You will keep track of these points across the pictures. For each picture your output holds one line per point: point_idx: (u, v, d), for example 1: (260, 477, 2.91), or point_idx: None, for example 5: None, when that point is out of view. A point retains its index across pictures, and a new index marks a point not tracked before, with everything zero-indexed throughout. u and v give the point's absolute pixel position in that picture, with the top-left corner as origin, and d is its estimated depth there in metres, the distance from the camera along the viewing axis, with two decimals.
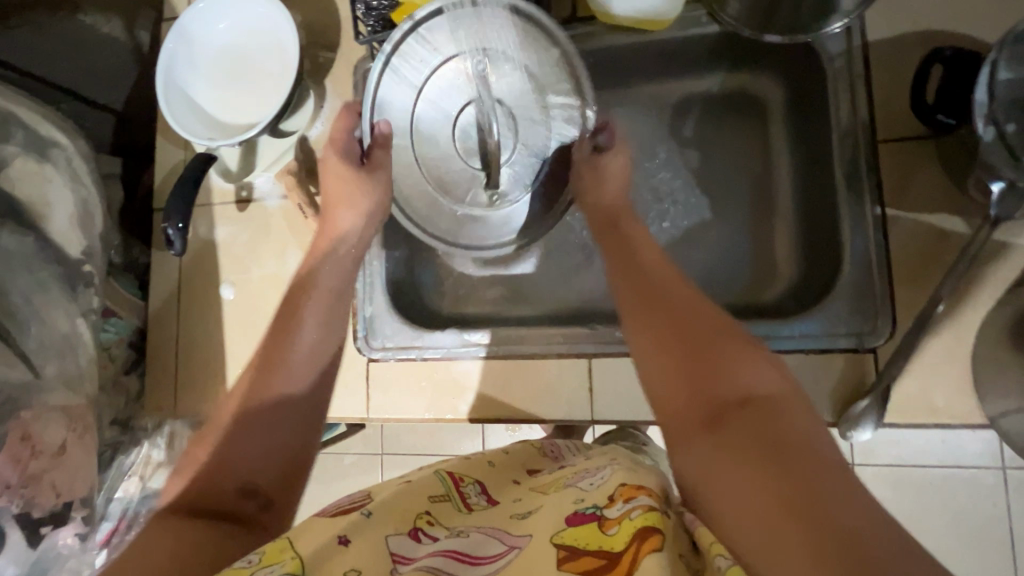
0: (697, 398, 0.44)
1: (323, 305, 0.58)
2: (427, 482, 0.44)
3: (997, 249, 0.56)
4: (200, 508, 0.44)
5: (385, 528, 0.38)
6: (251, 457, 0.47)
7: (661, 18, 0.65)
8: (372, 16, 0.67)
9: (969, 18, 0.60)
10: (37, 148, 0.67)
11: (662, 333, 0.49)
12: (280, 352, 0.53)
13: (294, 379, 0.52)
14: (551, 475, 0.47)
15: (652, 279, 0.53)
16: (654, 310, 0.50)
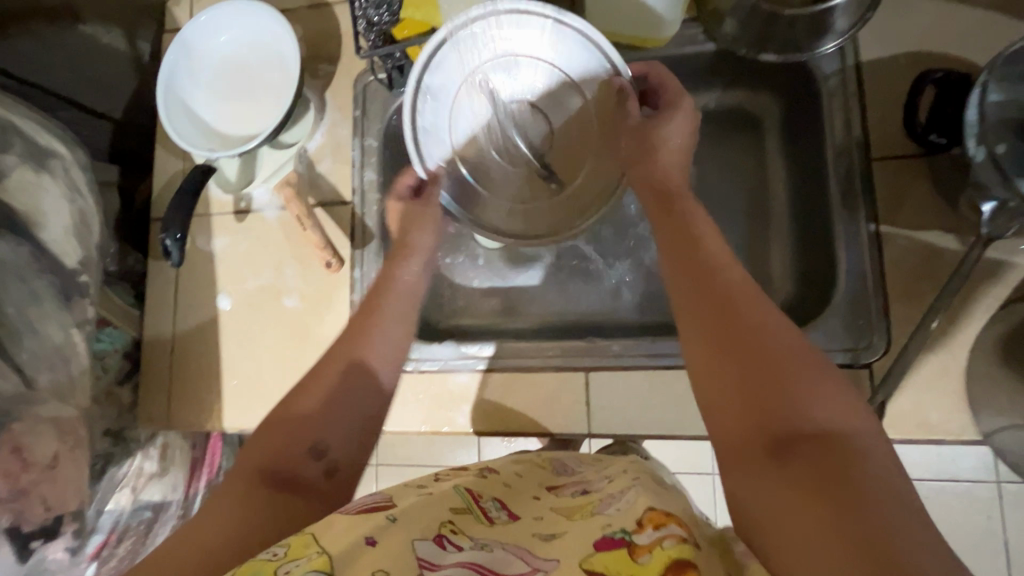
0: (750, 418, 0.37)
1: (402, 306, 0.57)
2: (448, 494, 0.43)
3: (990, 267, 0.57)
4: (272, 465, 0.45)
5: (412, 530, 0.38)
6: (322, 421, 0.48)
7: (660, 36, 0.67)
8: (372, 32, 0.66)
9: (960, 40, 0.61)
10: (36, 157, 0.66)
11: (722, 338, 0.40)
12: (361, 331, 0.53)
13: (370, 355, 0.52)
14: (574, 499, 0.46)
15: (711, 267, 0.44)
16: (714, 308, 0.42)
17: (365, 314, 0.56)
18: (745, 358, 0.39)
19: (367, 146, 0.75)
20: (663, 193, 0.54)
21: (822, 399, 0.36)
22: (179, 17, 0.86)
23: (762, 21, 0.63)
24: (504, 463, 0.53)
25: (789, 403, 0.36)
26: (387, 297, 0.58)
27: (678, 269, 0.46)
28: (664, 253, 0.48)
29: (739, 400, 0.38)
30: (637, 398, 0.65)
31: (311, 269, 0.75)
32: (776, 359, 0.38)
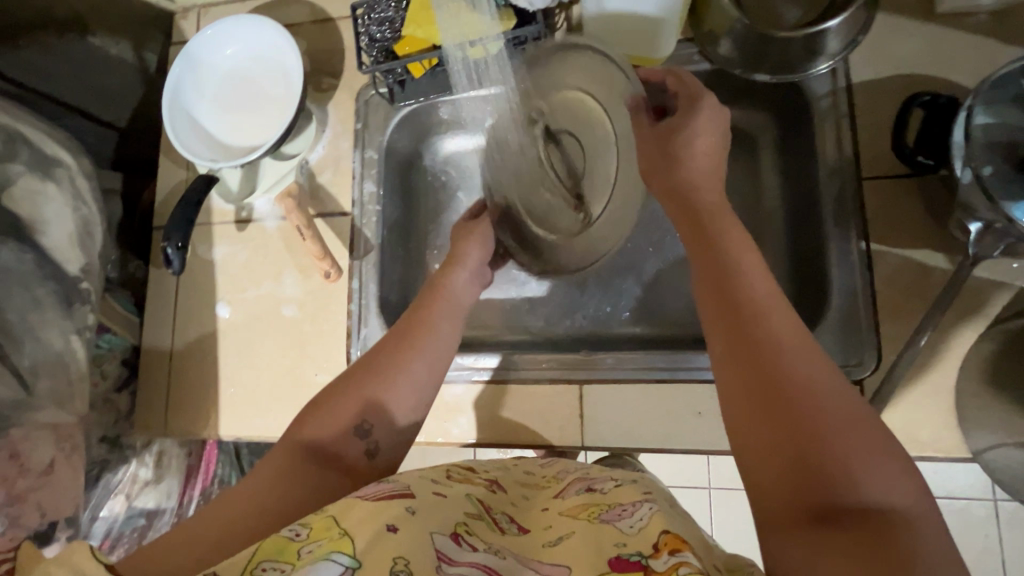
0: (794, 478, 0.35)
1: (448, 315, 0.59)
2: (461, 500, 0.44)
3: (981, 286, 0.58)
4: (316, 447, 0.49)
5: (427, 526, 0.39)
6: (369, 415, 0.51)
7: (656, 55, 0.69)
8: (375, 47, 0.70)
9: (950, 63, 0.63)
10: (42, 166, 0.67)
11: (765, 396, 0.38)
12: (415, 340, 0.56)
13: (419, 363, 0.54)
14: (578, 497, 0.47)
15: (757, 313, 0.41)
16: (760, 363, 0.39)
17: (414, 322, 0.57)
18: (790, 419, 0.36)
19: (368, 158, 0.77)
20: (692, 212, 0.50)
21: (873, 469, 0.34)
22: (186, 30, 0.88)
23: (757, 44, 0.64)
24: (513, 481, 0.53)
25: (837, 476, 0.34)
26: (434, 304, 0.59)
27: (717, 314, 0.43)
28: (703, 291, 0.45)
29: (784, 467, 0.36)
30: (631, 412, 0.65)
31: (310, 279, 0.76)
32: (827, 425, 0.36)
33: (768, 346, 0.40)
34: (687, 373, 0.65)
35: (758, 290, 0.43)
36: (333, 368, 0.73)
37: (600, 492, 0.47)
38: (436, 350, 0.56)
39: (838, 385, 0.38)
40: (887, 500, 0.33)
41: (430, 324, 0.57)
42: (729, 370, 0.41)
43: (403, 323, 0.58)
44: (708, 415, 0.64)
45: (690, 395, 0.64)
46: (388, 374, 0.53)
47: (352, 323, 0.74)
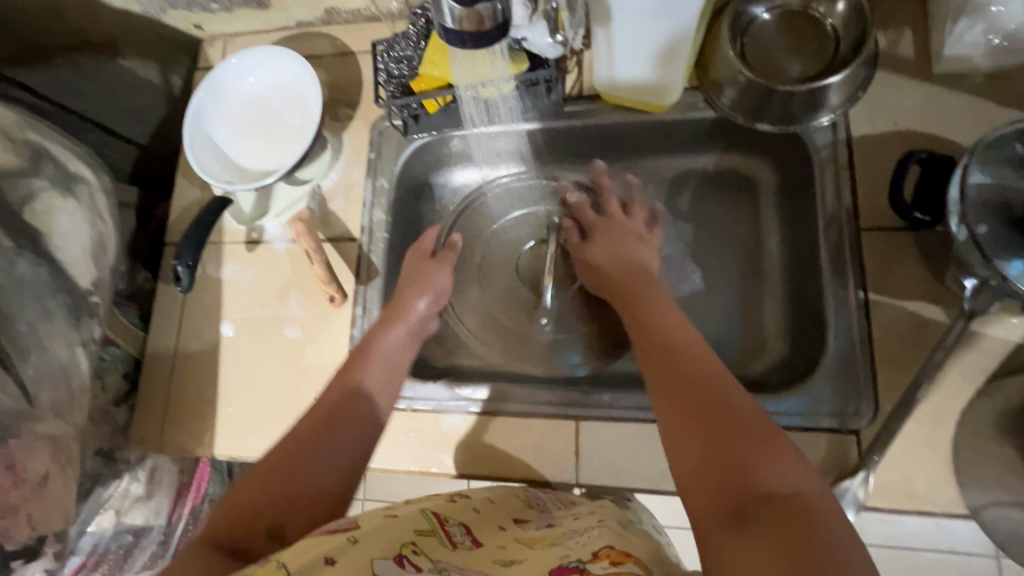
0: (709, 469, 0.44)
1: (382, 367, 0.62)
2: (412, 517, 0.45)
3: (975, 339, 0.58)
4: (226, 537, 0.46)
5: (369, 549, 0.40)
6: (289, 489, 0.50)
7: (662, 101, 0.71)
8: (392, 83, 0.72)
9: (947, 122, 0.64)
10: (64, 183, 0.69)
11: (686, 408, 0.48)
12: (345, 385, 0.59)
13: (342, 424, 0.55)
14: (539, 528, 0.47)
15: (679, 352, 0.53)
16: (682, 387, 0.49)
17: (345, 370, 0.61)
18: (704, 420, 0.46)
19: (379, 187, 0.79)
20: (630, 287, 0.66)
21: (771, 457, 0.42)
22: (212, 56, 0.91)
23: (759, 96, 0.66)
24: (480, 488, 0.53)
25: (742, 460, 0.43)
26: (369, 357, 0.62)
27: (652, 356, 0.54)
28: (640, 345, 0.57)
29: (708, 467, 0.44)
30: (626, 451, 0.65)
31: (315, 302, 0.77)
32: (731, 424, 0.45)
33: (689, 372, 0.50)
34: None
35: (679, 335, 0.55)
36: None
37: (561, 525, 0.47)
38: (359, 405, 0.58)
39: (743, 398, 0.47)
40: (781, 481, 0.41)
41: (351, 389, 0.59)
42: (661, 399, 0.50)
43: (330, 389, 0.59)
44: None
45: None
46: (313, 442, 0.53)
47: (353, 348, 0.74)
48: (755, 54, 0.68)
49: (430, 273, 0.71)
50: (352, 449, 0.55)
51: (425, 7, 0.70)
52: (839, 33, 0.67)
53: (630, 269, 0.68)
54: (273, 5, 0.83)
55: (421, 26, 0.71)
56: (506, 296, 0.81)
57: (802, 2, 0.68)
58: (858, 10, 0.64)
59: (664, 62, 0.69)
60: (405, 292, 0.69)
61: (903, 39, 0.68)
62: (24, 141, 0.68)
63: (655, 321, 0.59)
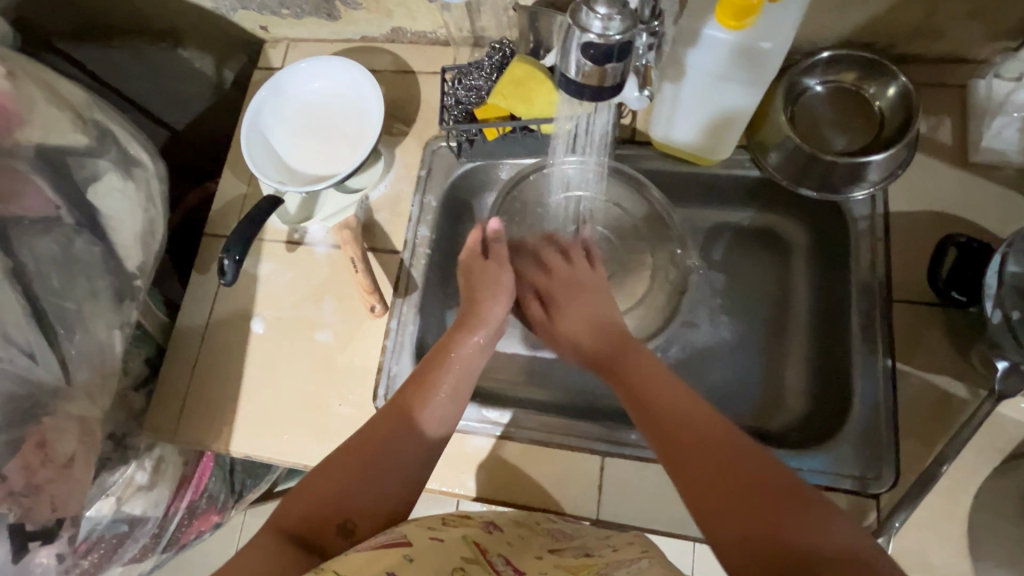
0: (752, 546, 0.41)
1: (457, 375, 0.63)
2: (457, 545, 0.47)
3: (995, 421, 0.61)
4: (298, 532, 0.50)
5: (425, 570, 0.42)
6: (359, 492, 0.53)
7: (713, 156, 0.73)
8: (457, 109, 0.75)
9: (979, 209, 0.68)
10: (124, 165, 0.71)
11: (707, 478, 0.45)
12: (419, 391, 0.60)
13: (410, 435, 0.57)
14: (577, 558, 0.49)
15: (678, 411, 0.51)
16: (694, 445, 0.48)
17: (422, 375, 0.62)
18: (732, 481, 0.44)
19: (426, 203, 0.80)
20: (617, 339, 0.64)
21: (812, 522, 0.41)
22: (272, 58, 0.93)
23: (806, 164, 0.69)
24: (508, 520, 0.55)
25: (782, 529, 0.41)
26: (441, 371, 0.62)
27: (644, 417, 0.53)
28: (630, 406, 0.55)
29: (748, 542, 0.42)
30: (649, 491, 0.66)
31: (352, 309, 0.78)
32: (763, 493, 0.43)
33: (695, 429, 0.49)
34: None
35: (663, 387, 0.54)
36: (358, 401, 0.74)
37: (599, 555, 0.49)
38: (430, 416, 0.59)
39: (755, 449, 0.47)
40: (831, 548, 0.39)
41: (421, 402, 0.60)
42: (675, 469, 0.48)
43: (398, 399, 0.60)
44: None
45: None
46: (384, 445, 0.56)
47: (384, 359, 0.75)
48: (803, 124, 0.72)
49: (498, 274, 0.71)
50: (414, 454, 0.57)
51: (503, 43, 0.74)
52: (886, 116, 0.71)
53: (607, 328, 0.66)
54: (342, 18, 0.86)
55: (497, 59, 0.73)
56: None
57: (855, 81, 0.72)
58: (906, 98, 0.69)
59: (721, 127, 0.68)
60: (477, 297, 0.70)
61: (942, 127, 0.72)
62: (92, 121, 0.70)
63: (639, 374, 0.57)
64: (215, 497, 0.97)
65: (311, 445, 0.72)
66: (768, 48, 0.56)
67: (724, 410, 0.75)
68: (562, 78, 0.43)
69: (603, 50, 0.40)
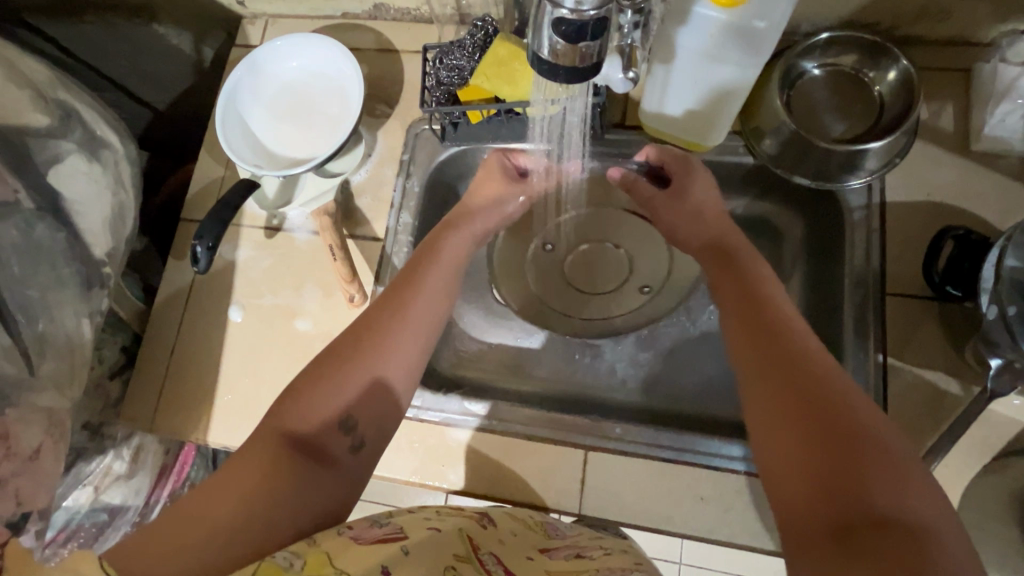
0: (816, 460, 0.41)
1: (443, 278, 0.63)
2: (451, 538, 0.46)
3: (987, 417, 0.59)
4: (280, 460, 0.47)
5: (418, 567, 0.42)
6: (327, 412, 0.51)
7: (705, 142, 0.71)
8: (439, 90, 0.71)
9: (979, 199, 0.66)
10: (91, 147, 0.69)
11: (793, 391, 0.45)
12: (403, 295, 0.59)
13: (400, 347, 0.56)
14: (568, 559, 0.50)
15: (783, 325, 0.50)
16: (777, 360, 0.47)
17: (406, 279, 0.61)
18: (799, 402, 0.44)
19: (409, 188, 0.77)
20: (724, 257, 0.61)
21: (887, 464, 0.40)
22: (251, 35, 0.89)
23: (803, 149, 0.66)
24: (502, 516, 0.56)
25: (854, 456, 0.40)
26: (422, 286, 0.60)
27: (741, 328, 0.52)
28: (724, 292, 0.57)
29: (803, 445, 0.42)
30: (633, 486, 0.65)
31: (332, 298, 0.76)
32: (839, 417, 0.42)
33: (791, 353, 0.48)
34: (696, 457, 0.65)
35: (782, 314, 0.52)
36: None
37: (590, 557, 0.51)
38: (416, 319, 0.58)
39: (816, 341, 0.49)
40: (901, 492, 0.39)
41: (409, 302, 0.59)
42: (762, 371, 0.48)
43: (385, 300, 0.59)
44: (710, 502, 0.63)
45: (693, 480, 0.64)
46: (369, 360, 0.54)
47: None
48: (800, 109, 0.70)
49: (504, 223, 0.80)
50: (408, 374, 0.56)
51: (486, 20, 0.70)
52: (885, 101, 0.68)
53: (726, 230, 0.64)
54: None
55: (479, 38, 0.70)
56: (534, 268, 0.83)
57: (854, 64, 0.69)
58: (907, 82, 0.66)
59: (712, 109, 0.65)
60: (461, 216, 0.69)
61: (943, 113, 0.69)
62: (55, 100, 0.67)
63: (744, 263, 0.59)
64: None
65: None
66: (763, 27, 0.53)
67: (711, 403, 0.73)
68: (534, 57, 0.40)
69: (577, 26, 0.37)
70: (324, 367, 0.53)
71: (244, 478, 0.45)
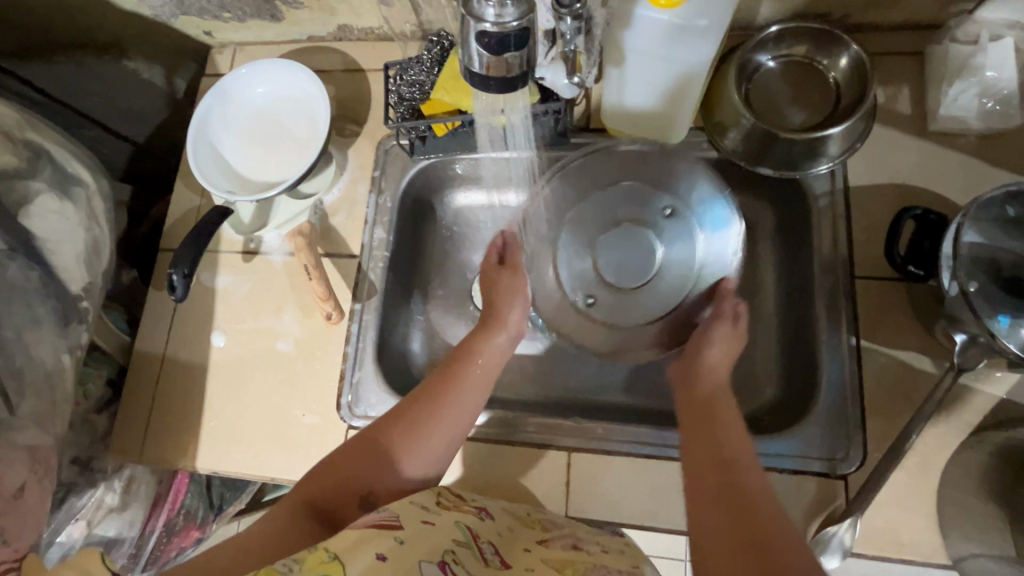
0: None
1: (479, 387, 0.62)
2: (449, 529, 0.48)
3: (959, 392, 0.60)
4: (299, 516, 0.52)
5: (415, 552, 0.43)
6: (366, 481, 0.55)
7: (668, 140, 0.72)
8: (402, 106, 0.72)
9: (941, 178, 0.67)
10: (61, 186, 0.70)
11: (739, 539, 0.45)
12: (444, 393, 0.60)
13: (433, 442, 0.58)
14: (564, 551, 0.51)
15: (733, 463, 0.50)
16: (727, 498, 0.48)
17: (450, 372, 0.62)
18: (747, 548, 0.44)
19: (382, 204, 0.79)
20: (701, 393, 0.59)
21: None
22: (219, 63, 0.90)
23: (765, 141, 0.67)
24: (501, 510, 0.57)
25: None
26: (461, 384, 0.61)
27: (699, 459, 0.52)
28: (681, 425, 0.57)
29: None
30: (618, 485, 0.65)
31: (312, 318, 0.77)
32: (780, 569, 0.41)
33: (755, 523, 0.45)
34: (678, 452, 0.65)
35: (740, 456, 0.51)
36: (322, 410, 0.72)
37: (588, 551, 0.52)
38: (452, 419, 0.59)
39: (765, 487, 0.49)
40: None
41: (450, 399, 0.60)
42: (713, 512, 0.48)
43: (429, 391, 0.60)
44: None
45: (677, 475, 0.65)
46: (403, 453, 0.56)
47: (346, 366, 0.73)
48: (758, 100, 0.71)
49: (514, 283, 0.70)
50: (440, 453, 0.58)
51: (441, 34, 0.72)
52: (841, 87, 0.69)
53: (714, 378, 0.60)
54: (285, 19, 0.83)
55: (435, 53, 0.72)
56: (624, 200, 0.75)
57: (807, 53, 0.70)
58: (861, 67, 0.67)
59: (671, 105, 0.66)
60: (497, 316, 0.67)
61: (900, 96, 0.70)
62: (25, 142, 0.69)
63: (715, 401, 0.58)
64: (194, 513, 0.96)
65: (277, 460, 0.71)
66: (705, 25, 0.54)
67: None
68: (466, 70, 0.42)
69: (498, 37, 0.39)
70: (364, 447, 0.57)
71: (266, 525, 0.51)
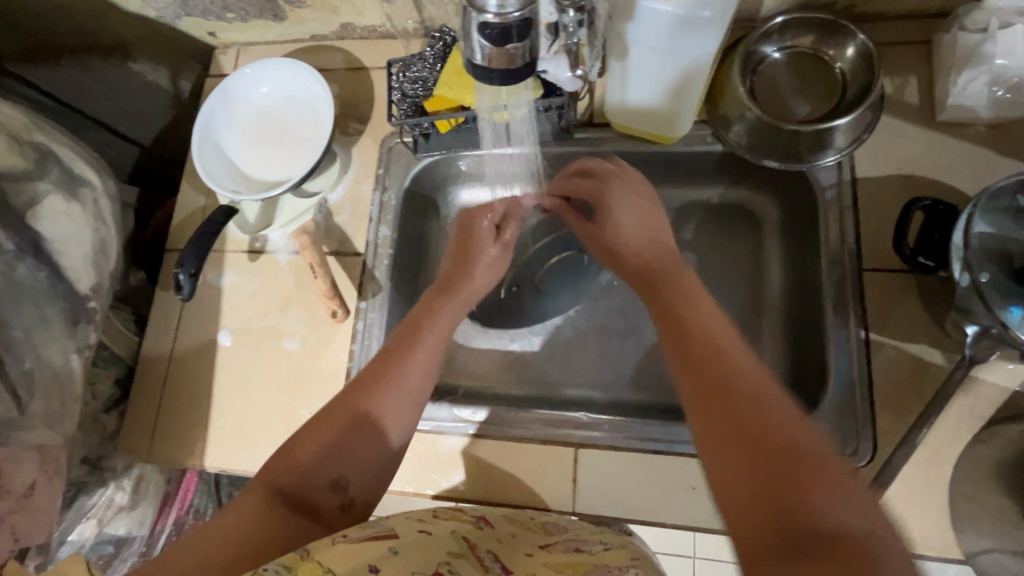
0: (755, 499, 0.36)
1: (439, 338, 0.59)
2: (444, 540, 0.48)
3: (970, 385, 0.59)
4: (269, 507, 0.49)
5: (407, 565, 0.43)
6: (325, 460, 0.51)
7: (673, 135, 0.72)
8: (405, 103, 0.72)
9: (949, 169, 0.66)
10: (69, 187, 0.71)
11: (717, 417, 0.40)
12: (399, 351, 0.57)
13: (393, 390, 0.54)
14: (566, 554, 0.50)
15: (704, 331, 0.46)
16: (704, 368, 0.43)
17: (408, 332, 0.59)
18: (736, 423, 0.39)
19: (386, 201, 0.79)
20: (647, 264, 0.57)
21: (829, 489, 0.35)
22: (224, 65, 0.90)
23: (770, 133, 0.66)
24: (500, 518, 0.56)
25: (797, 499, 0.35)
26: (418, 339, 0.58)
27: (667, 333, 0.47)
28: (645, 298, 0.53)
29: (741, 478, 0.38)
30: (625, 481, 0.65)
31: (317, 316, 0.77)
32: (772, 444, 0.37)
33: (738, 389, 0.40)
34: (686, 446, 0.65)
35: (707, 323, 0.47)
36: None
37: (589, 552, 0.50)
38: (410, 380, 0.55)
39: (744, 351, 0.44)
40: (846, 521, 0.34)
41: (410, 355, 0.56)
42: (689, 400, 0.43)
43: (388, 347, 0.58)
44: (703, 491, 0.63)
45: (684, 470, 0.64)
46: (365, 424, 0.52)
47: (352, 363, 0.73)
48: (763, 92, 0.70)
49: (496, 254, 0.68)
50: (402, 421, 0.54)
51: (443, 30, 0.71)
52: (847, 78, 0.68)
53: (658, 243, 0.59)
54: (288, 18, 0.84)
55: (438, 50, 0.72)
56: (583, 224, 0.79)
57: (813, 44, 0.70)
58: (867, 57, 0.66)
59: (676, 99, 0.65)
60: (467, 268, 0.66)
61: (908, 86, 0.70)
62: (31, 144, 0.69)
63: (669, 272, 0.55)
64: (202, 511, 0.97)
65: None
66: (708, 16, 0.53)
67: None
68: (469, 63, 0.42)
69: (501, 29, 0.38)
70: (322, 417, 0.53)
71: (233, 524, 0.48)
